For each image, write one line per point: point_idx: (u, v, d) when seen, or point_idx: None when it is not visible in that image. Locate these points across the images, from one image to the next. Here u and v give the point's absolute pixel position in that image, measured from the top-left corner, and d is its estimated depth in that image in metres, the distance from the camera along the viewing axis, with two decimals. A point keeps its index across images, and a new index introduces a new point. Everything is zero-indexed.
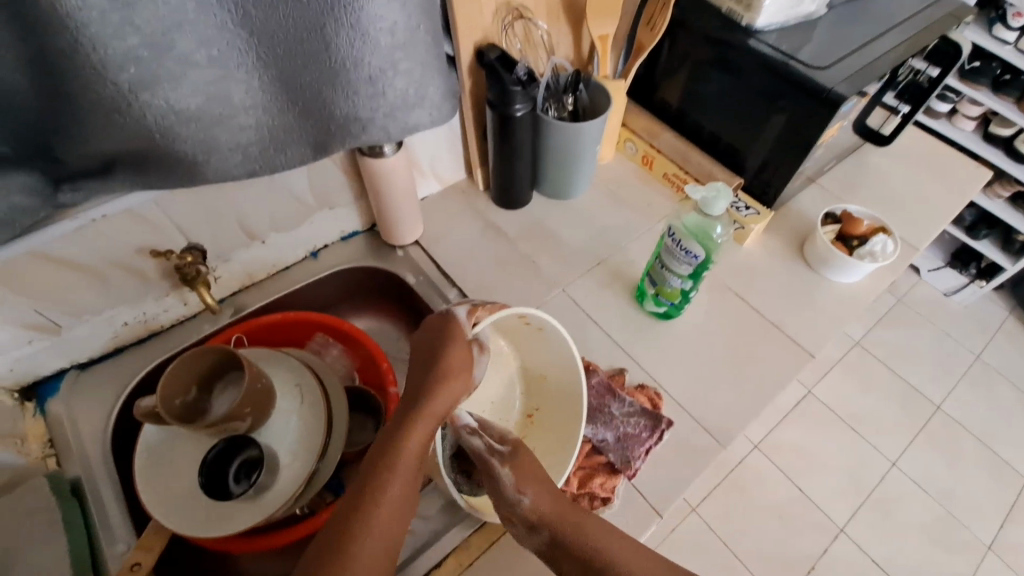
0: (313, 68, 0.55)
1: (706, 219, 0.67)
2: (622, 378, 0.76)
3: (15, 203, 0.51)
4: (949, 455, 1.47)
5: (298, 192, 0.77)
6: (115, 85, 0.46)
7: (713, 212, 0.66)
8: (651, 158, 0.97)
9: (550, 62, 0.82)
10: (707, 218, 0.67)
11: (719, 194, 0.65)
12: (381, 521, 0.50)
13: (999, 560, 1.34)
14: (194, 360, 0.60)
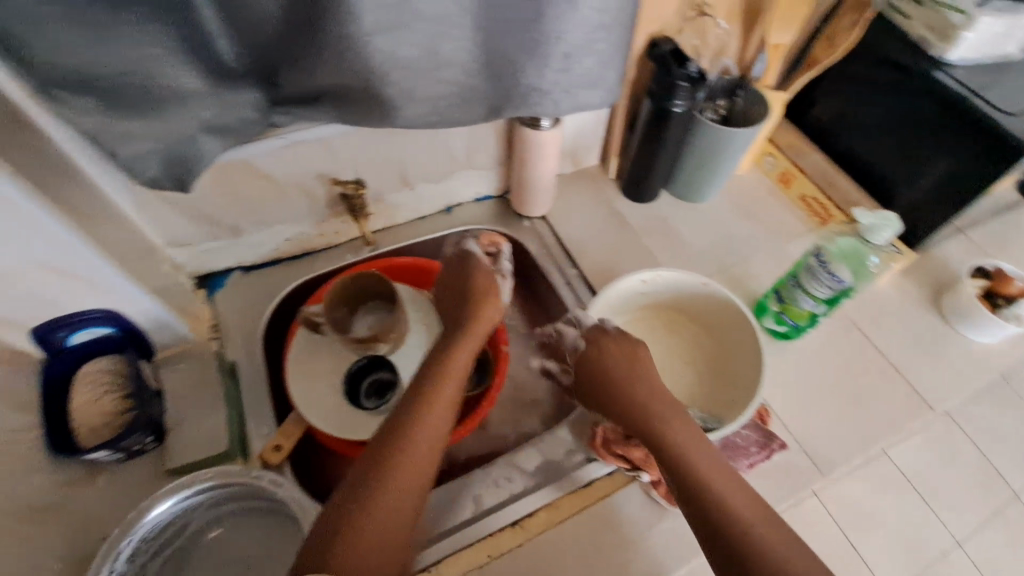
0: (518, 36, 0.58)
1: (864, 245, 0.69)
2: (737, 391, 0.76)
3: (245, 116, 0.59)
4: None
5: (454, 149, 0.82)
6: (359, 27, 0.51)
7: (874, 240, 0.67)
8: (790, 177, 0.95)
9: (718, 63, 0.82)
10: (867, 244, 0.69)
11: (886, 223, 0.66)
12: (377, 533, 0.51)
13: None
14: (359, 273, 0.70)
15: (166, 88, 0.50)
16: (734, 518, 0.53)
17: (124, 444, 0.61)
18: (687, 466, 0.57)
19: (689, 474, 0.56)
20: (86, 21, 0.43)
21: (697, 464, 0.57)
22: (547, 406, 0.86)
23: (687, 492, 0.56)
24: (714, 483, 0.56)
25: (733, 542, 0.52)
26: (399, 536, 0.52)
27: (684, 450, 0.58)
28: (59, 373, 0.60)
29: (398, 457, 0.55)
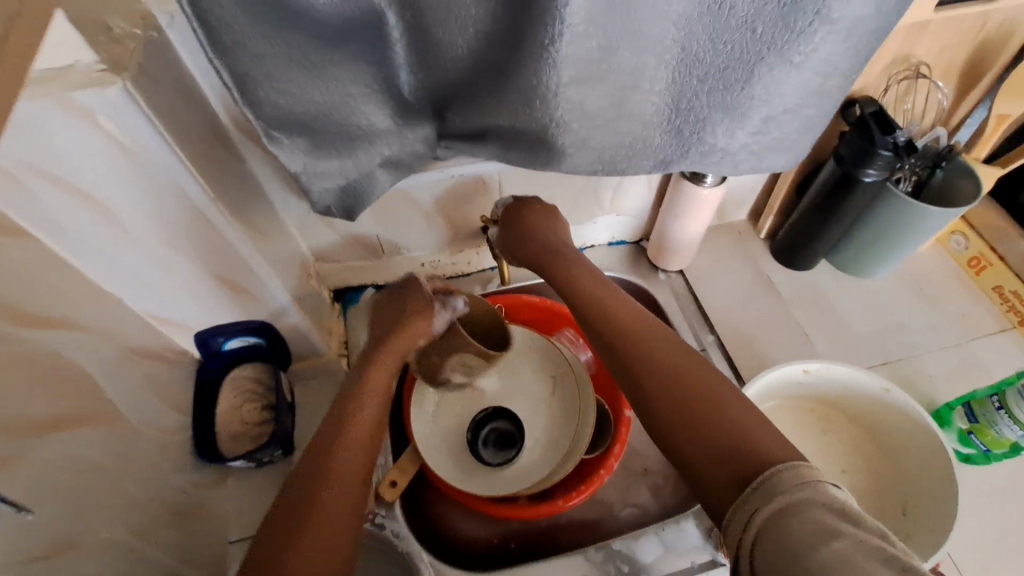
0: (717, 95, 0.53)
1: None
2: None
3: (416, 150, 0.58)
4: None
5: (603, 193, 0.77)
6: (554, 78, 0.49)
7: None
8: (984, 263, 0.81)
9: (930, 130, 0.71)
10: None
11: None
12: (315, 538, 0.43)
13: None
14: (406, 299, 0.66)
15: (356, 124, 0.50)
16: (730, 432, 0.44)
17: (257, 455, 0.63)
18: (682, 368, 0.51)
19: (687, 393, 0.49)
20: (302, 59, 0.44)
21: (694, 379, 0.50)
22: (661, 480, 0.79)
23: (680, 404, 0.48)
24: (685, 379, 0.50)
25: (734, 464, 0.42)
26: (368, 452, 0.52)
27: (691, 362, 0.52)
28: (212, 373, 0.63)
29: (331, 465, 0.49)
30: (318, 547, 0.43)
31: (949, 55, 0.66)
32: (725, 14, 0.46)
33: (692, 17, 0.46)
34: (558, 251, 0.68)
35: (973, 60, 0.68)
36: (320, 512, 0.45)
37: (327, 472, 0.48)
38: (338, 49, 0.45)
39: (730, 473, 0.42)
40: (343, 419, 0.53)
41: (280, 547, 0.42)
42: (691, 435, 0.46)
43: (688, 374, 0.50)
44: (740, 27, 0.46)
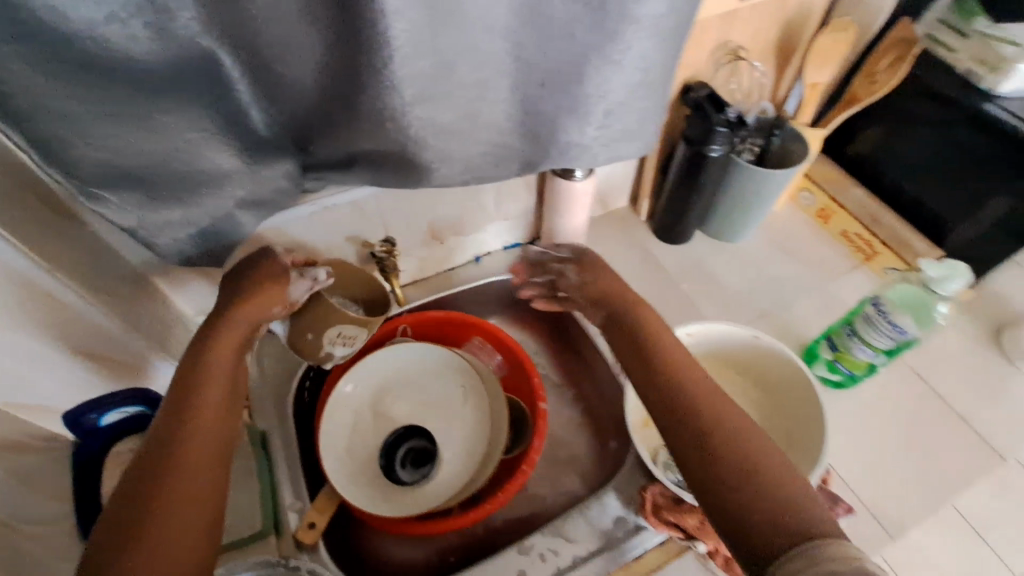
0: (557, 97, 0.56)
1: (928, 296, 0.64)
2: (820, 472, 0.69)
3: (280, 186, 0.58)
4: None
5: (485, 199, 0.79)
6: (399, 98, 0.50)
7: (941, 290, 0.62)
8: (829, 212, 0.92)
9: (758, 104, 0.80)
10: (930, 295, 0.63)
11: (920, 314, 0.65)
12: (162, 543, 0.42)
13: None
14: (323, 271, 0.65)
15: (201, 169, 0.49)
16: (754, 481, 0.46)
17: None
18: (744, 424, 0.50)
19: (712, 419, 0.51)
20: (124, 111, 0.42)
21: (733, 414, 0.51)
22: (587, 462, 0.82)
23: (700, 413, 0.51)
24: (748, 431, 0.50)
25: (761, 481, 0.46)
26: (220, 440, 0.50)
27: (698, 374, 0.55)
28: (91, 459, 0.58)
29: (170, 460, 0.46)
30: (172, 535, 0.43)
31: (761, 36, 0.75)
32: (546, 22, 0.49)
33: (516, 28, 0.49)
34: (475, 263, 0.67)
35: (783, 38, 0.77)
36: (174, 505, 0.44)
37: (175, 466, 0.46)
38: (166, 98, 0.44)
39: (742, 479, 0.47)
40: (181, 404, 0.50)
41: (125, 544, 0.41)
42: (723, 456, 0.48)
43: (722, 429, 0.50)
44: (562, 35, 0.50)
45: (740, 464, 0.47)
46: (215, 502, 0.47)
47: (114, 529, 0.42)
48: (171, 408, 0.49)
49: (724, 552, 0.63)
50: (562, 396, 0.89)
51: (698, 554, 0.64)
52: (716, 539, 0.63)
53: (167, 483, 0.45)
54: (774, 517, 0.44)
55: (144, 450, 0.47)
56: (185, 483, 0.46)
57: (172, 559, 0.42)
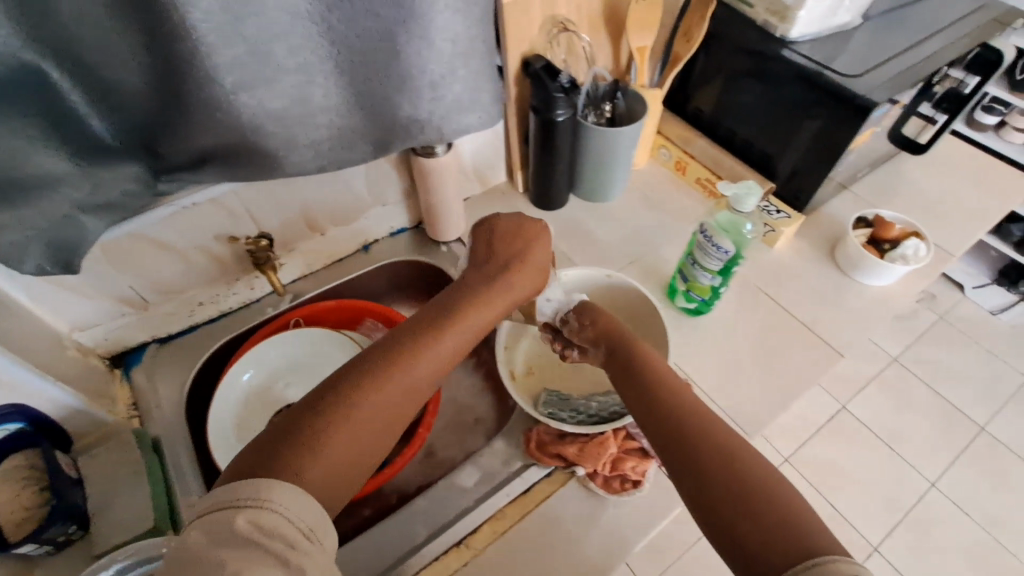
0: (382, 74, 0.61)
1: (737, 216, 0.73)
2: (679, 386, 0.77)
3: (128, 189, 0.60)
4: (912, 448, 1.61)
5: (356, 187, 0.83)
6: (220, 86, 0.54)
7: (743, 208, 0.72)
8: (684, 164, 1.02)
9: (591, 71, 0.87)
10: (738, 215, 0.73)
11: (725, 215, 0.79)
12: (329, 458, 0.48)
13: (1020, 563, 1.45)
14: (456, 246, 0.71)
15: (28, 173, 0.51)
16: (730, 482, 0.50)
17: (47, 536, 0.61)
18: (703, 424, 0.55)
19: (711, 443, 0.53)
20: None
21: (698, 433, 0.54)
22: (490, 422, 0.87)
23: (694, 443, 0.54)
24: (680, 434, 0.55)
25: (754, 511, 0.48)
26: (416, 389, 0.56)
27: (699, 412, 0.57)
28: None
29: (367, 391, 0.53)
30: (345, 451, 0.50)
31: (584, 9, 0.82)
32: (348, 4, 0.54)
33: (322, 12, 0.54)
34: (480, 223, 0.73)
35: (606, 9, 0.85)
36: (354, 423, 0.51)
37: (354, 398, 0.52)
38: None
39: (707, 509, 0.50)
40: (415, 349, 0.57)
41: (302, 461, 0.47)
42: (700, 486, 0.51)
43: (719, 437, 0.54)
44: (366, 14, 0.55)
45: (739, 465, 0.51)
46: (388, 432, 0.54)
47: (290, 441, 0.48)
48: (391, 349, 0.56)
49: (602, 474, 0.69)
50: (464, 366, 0.94)
51: (581, 479, 0.70)
52: (595, 462, 0.68)
53: (345, 405, 0.51)
54: (781, 515, 0.47)
55: (314, 390, 0.52)
56: (371, 408, 0.52)
57: (336, 476, 0.48)
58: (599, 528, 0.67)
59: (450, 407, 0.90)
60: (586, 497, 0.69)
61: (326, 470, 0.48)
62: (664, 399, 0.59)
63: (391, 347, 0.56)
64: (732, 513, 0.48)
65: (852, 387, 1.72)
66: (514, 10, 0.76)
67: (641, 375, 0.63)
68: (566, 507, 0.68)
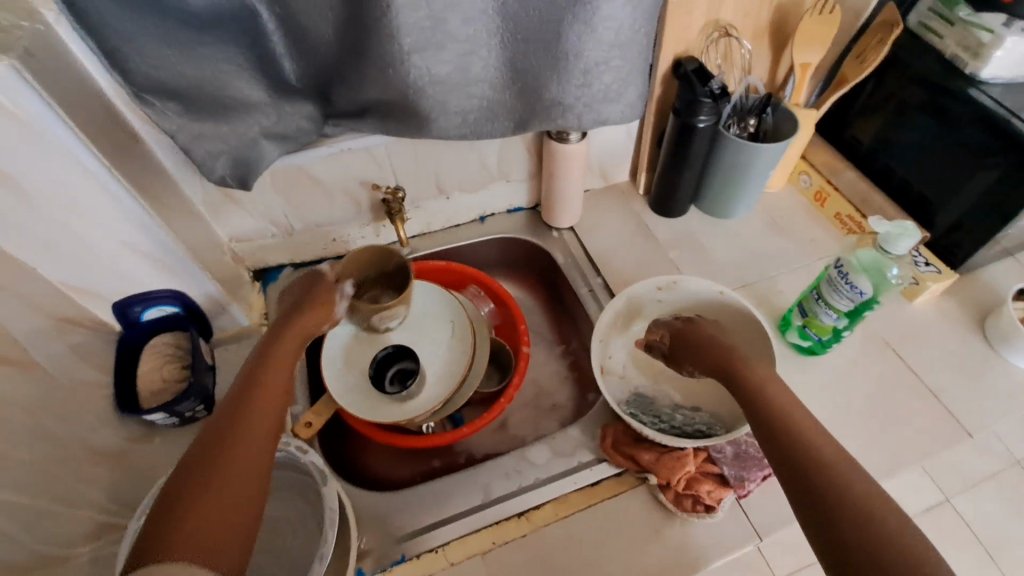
0: (541, 53, 0.64)
1: (882, 257, 0.68)
2: None
3: (303, 126, 0.67)
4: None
5: (488, 159, 0.87)
6: (398, 46, 0.59)
7: (895, 250, 0.69)
8: (825, 195, 0.95)
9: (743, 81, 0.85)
10: (884, 256, 0.68)
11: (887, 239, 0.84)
12: (206, 512, 0.43)
13: None
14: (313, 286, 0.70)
15: (232, 96, 0.60)
16: (840, 510, 0.46)
17: (178, 408, 0.69)
18: (815, 444, 0.51)
19: (821, 470, 0.49)
20: (178, 39, 0.53)
21: (807, 454, 0.50)
22: (566, 411, 0.88)
23: (802, 469, 0.50)
24: (789, 454, 0.51)
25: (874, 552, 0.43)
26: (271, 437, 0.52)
27: (810, 432, 0.52)
28: (133, 344, 0.70)
29: (227, 445, 0.48)
30: (221, 498, 0.45)
31: (752, 17, 0.79)
32: None
33: None
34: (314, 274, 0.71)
35: (775, 20, 0.81)
36: (229, 468, 0.47)
37: (223, 451, 0.48)
38: (210, 34, 0.54)
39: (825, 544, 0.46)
40: (241, 407, 0.52)
41: (173, 523, 0.42)
42: (816, 519, 0.47)
43: (831, 460, 0.49)
44: None
45: (854, 492, 0.46)
46: (261, 473, 0.49)
47: (169, 498, 0.44)
48: (229, 409, 0.52)
49: (674, 489, 0.67)
50: (551, 351, 0.95)
51: (650, 487, 0.69)
52: (669, 475, 0.66)
53: (218, 452, 0.48)
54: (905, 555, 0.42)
55: (182, 463, 0.47)
56: (241, 454, 0.48)
57: (213, 534, 0.43)
58: (659, 541, 0.65)
59: (530, 386, 0.92)
60: (653, 507, 0.68)
61: (195, 539, 0.42)
62: (773, 414, 0.55)
63: (235, 398, 0.53)
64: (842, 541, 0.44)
65: None
66: (678, 9, 0.75)
67: (750, 388, 0.59)
68: (631, 510, 0.68)
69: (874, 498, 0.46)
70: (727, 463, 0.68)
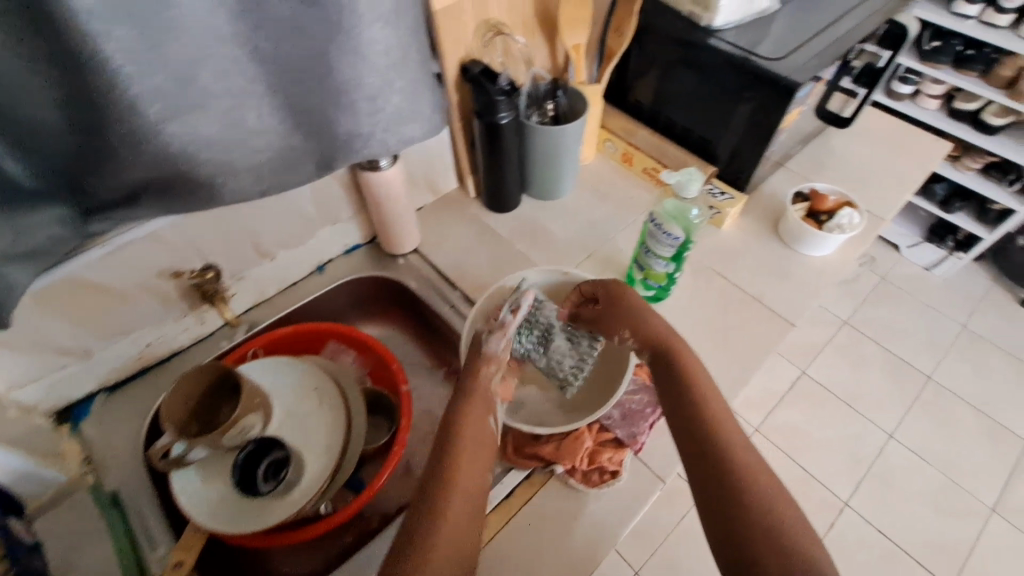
0: (318, 90, 0.60)
1: (683, 203, 0.75)
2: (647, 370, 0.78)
3: (55, 234, 0.55)
4: (869, 402, 1.70)
5: (303, 208, 0.81)
6: (144, 117, 0.51)
7: (687, 194, 0.74)
8: (630, 155, 1.04)
9: (529, 71, 0.89)
10: (683, 201, 0.75)
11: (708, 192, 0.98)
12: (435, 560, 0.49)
13: (978, 502, 1.55)
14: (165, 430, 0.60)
15: None
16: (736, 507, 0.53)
17: None
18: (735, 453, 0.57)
19: (716, 432, 0.59)
20: None
21: (705, 413, 0.61)
22: None
23: (697, 424, 0.60)
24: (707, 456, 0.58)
25: (743, 496, 0.53)
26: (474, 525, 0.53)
27: (708, 395, 0.62)
28: None
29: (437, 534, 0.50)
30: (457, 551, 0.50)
31: (516, 12, 0.83)
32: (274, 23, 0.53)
33: (247, 31, 0.52)
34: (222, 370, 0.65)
35: (538, 10, 0.86)
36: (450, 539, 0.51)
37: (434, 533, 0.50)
38: None
39: (704, 488, 0.56)
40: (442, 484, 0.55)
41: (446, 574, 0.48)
42: (701, 466, 0.58)
43: (733, 442, 0.58)
44: (293, 31, 0.54)
45: (747, 476, 0.55)
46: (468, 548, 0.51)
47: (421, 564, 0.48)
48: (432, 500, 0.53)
49: (580, 468, 0.70)
50: (435, 376, 0.93)
51: (560, 476, 0.70)
52: (572, 458, 0.69)
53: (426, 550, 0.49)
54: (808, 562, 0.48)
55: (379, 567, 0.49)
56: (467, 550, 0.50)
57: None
58: (582, 523, 0.67)
59: (424, 419, 0.89)
60: (567, 493, 0.69)
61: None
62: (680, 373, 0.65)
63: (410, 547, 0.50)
64: (732, 520, 0.53)
65: (810, 352, 1.81)
66: (445, 14, 0.75)
67: (665, 359, 0.67)
68: (550, 505, 0.69)
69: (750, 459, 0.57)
70: (619, 428, 0.72)
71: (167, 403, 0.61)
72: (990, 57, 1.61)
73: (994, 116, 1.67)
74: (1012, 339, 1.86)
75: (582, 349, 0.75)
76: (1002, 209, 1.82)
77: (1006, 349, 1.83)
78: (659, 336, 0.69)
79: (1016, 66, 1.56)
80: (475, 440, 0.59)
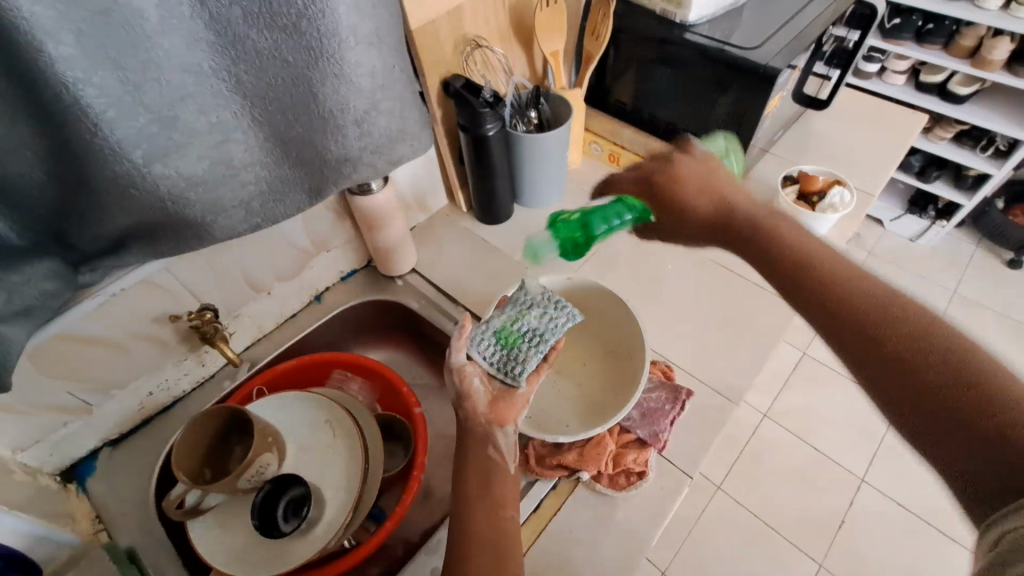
0: (304, 118, 0.59)
1: None
2: (665, 368, 0.78)
3: (45, 288, 0.53)
4: None
5: (296, 238, 0.80)
6: (129, 161, 0.49)
7: None
8: (617, 155, 1.05)
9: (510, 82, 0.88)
10: None
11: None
12: None
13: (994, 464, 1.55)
14: (179, 467, 0.58)
15: None
16: (909, 348, 0.49)
17: None
18: (898, 324, 0.50)
19: (871, 324, 0.51)
20: None
21: (885, 323, 0.50)
22: None
23: (878, 335, 0.50)
24: (928, 371, 0.47)
25: (946, 398, 0.46)
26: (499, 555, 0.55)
27: (854, 294, 0.53)
28: None
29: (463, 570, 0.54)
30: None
31: (492, 24, 0.83)
32: (254, 54, 0.52)
33: (226, 66, 0.51)
34: (235, 410, 0.63)
35: (512, 21, 0.86)
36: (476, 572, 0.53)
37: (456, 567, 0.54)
38: None
39: (897, 387, 0.48)
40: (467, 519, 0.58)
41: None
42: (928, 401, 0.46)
43: (914, 336, 0.49)
44: (274, 61, 0.53)
45: (912, 355, 0.48)
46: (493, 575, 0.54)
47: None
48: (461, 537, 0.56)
49: (606, 473, 0.69)
50: (444, 395, 0.92)
51: (586, 483, 0.69)
52: (597, 464, 0.68)
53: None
54: (944, 358, 0.47)
55: None
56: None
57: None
58: (615, 531, 0.66)
59: (438, 440, 0.87)
60: (596, 501, 0.68)
61: None
62: (841, 290, 0.54)
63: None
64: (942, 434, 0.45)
65: (809, 332, 1.82)
66: (422, 33, 0.75)
67: (840, 299, 0.53)
68: (580, 515, 0.67)
69: (903, 336, 0.49)
70: (641, 428, 0.71)
71: (181, 441, 0.59)
72: (950, 29, 1.64)
73: (960, 85, 1.72)
74: (1005, 300, 1.88)
75: (538, 300, 0.72)
76: (978, 174, 1.85)
77: (1000, 310, 1.86)
78: (790, 259, 0.58)
79: (975, 35, 1.61)
80: (480, 477, 0.61)
